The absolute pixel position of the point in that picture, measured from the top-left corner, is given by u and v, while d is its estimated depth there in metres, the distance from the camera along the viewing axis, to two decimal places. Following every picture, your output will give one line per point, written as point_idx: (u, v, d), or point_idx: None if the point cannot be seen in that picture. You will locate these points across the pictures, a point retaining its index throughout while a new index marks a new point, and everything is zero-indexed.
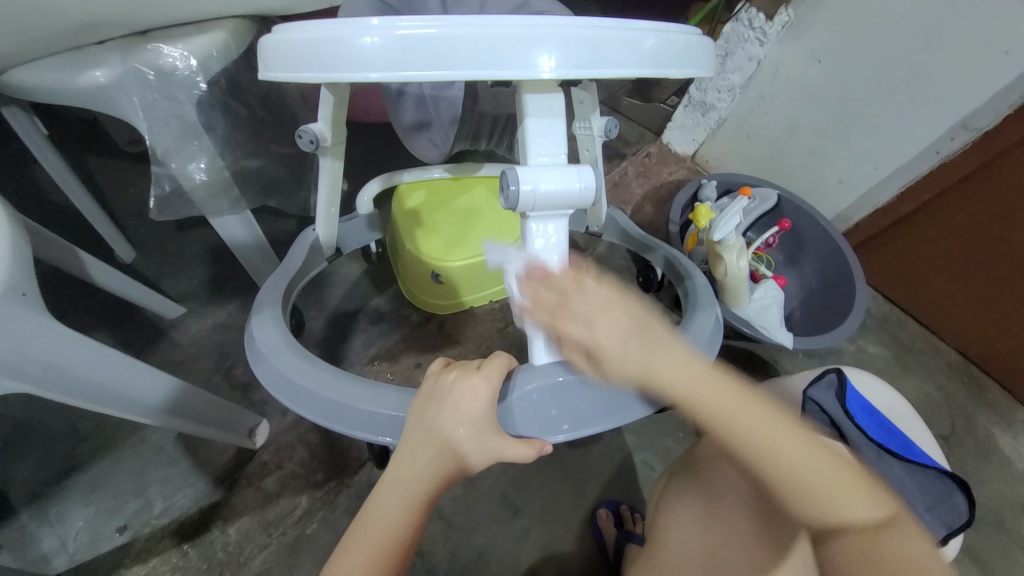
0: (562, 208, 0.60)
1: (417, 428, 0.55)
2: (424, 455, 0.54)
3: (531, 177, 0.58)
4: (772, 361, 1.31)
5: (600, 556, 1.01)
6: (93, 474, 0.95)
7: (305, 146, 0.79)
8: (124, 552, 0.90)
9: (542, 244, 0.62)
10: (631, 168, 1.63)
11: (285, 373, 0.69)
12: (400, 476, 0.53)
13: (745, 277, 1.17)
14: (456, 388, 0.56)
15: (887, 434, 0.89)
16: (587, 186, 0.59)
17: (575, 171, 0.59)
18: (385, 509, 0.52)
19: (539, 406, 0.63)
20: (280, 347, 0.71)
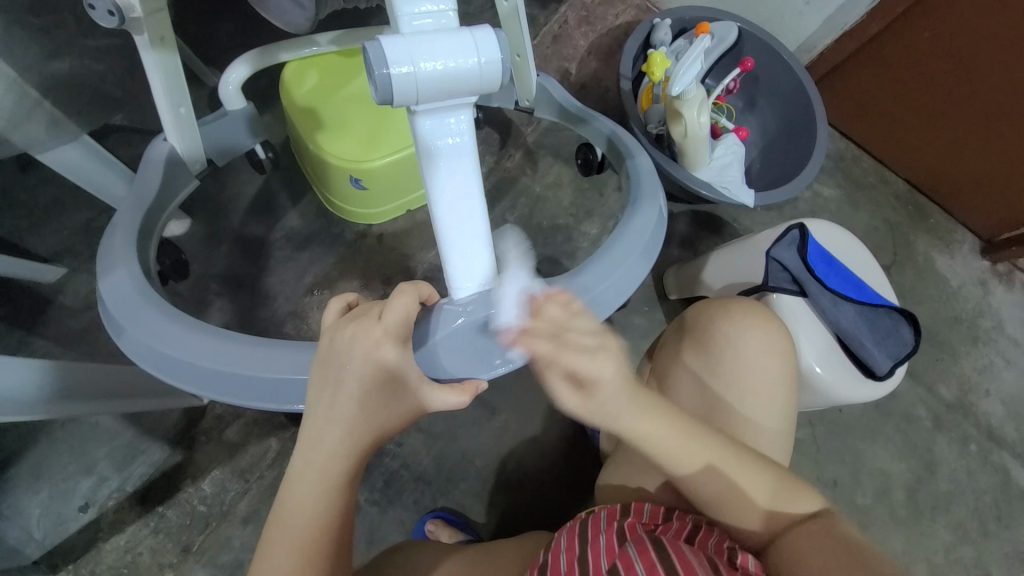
0: (460, 94, 0.46)
1: (322, 399, 0.50)
2: (335, 423, 0.49)
3: (408, 54, 0.43)
4: (732, 220, 1.26)
5: (578, 433, 1.07)
6: (30, 463, 0.87)
7: (105, 19, 0.61)
8: (96, 527, 0.86)
9: (446, 150, 0.49)
10: (571, 13, 1.36)
11: (164, 349, 0.61)
12: (313, 458, 0.49)
13: (705, 135, 1.05)
14: (357, 348, 0.48)
15: (845, 283, 0.90)
16: (490, 56, 0.45)
17: (470, 37, 0.45)
18: (301, 492, 0.49)
19: (466, 343, 0.58)
20: (146, 316, 0.62)
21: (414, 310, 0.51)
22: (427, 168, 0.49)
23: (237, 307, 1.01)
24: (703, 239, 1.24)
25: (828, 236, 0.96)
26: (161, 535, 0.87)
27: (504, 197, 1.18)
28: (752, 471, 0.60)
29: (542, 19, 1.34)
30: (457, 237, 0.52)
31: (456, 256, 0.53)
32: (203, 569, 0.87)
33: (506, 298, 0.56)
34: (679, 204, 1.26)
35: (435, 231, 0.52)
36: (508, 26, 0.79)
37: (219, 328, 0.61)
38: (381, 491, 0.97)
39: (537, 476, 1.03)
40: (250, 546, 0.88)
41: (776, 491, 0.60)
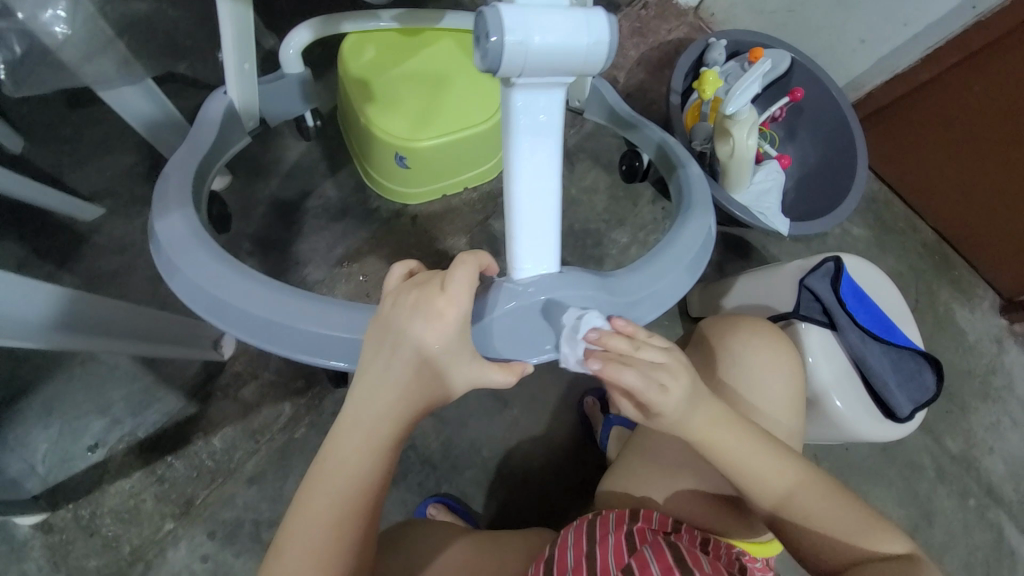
0: (561, 74, 0.47)
1: (376, 363, 0.51)
2: (385, 387, 0.50)
3: (523, 27, 0.43)
4: (760, 246, 1.27)
5: (586, 437, 1.07)
6: (46, 396, 0.87)
7: None
8: (103, 469, 0.86)
9: (533, 130, 0.49)
10: (625, 23, 1.37)
11: (213, 292, 0.61)
12: (361, 419, 0.51)
13: (750, 159, 1.06)
14: (416, 317, 0.49)
15: (874, 321, 0.91)
16: (600, 41, 0.46)
17: (584, 17, 0.45)
18: (345, 448, 0.50)
19: (519, 327, 0.58)
20: (199, 258, 0.62)
21: (475, 279, 0.50)
22: (510, 143, 0.50)
23: (265, 269, 1.01)
24: (730, 262, 1.24)
25: (861, 273, 0.96)
26: (166, 485, 0.87)
27: None
28: (794, 466, 0.61)
29: None
30: (527, 219, 0.52)
31: (525, 231, 0.53)
32: (203, 524, 0.87)
33: (570, 284, 0.57)
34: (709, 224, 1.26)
35: (508, 203, 0.52)
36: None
37: (267, 276, 0.61)
38: None
39: (541, 475, 1.03)
40: (252, 507, 0.88)
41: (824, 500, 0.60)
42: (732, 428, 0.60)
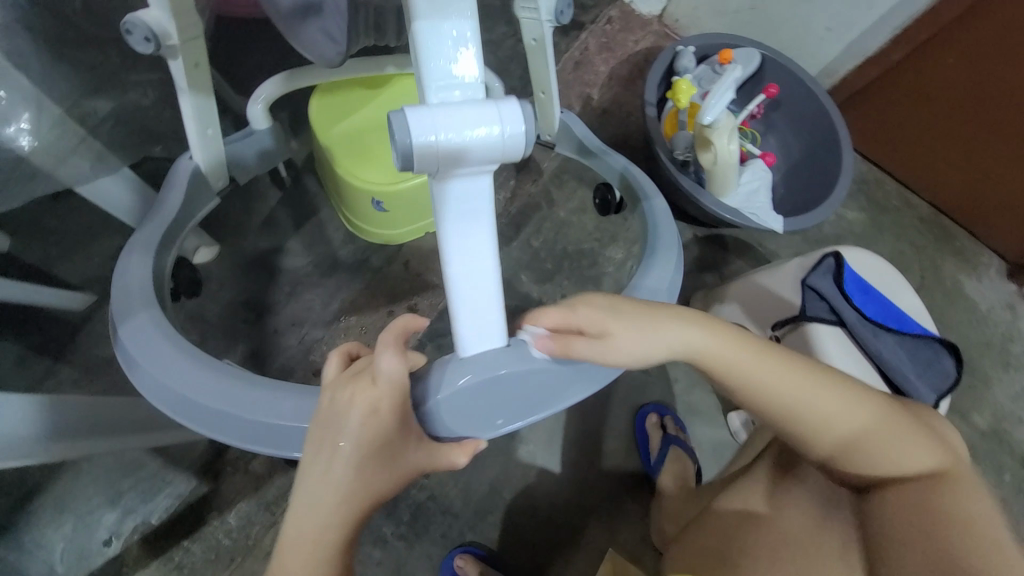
0: (482, 166, 0.46)
1: (318, 462, 0.49)
2: (325, 489, 0.48)
3: (431, 126, 0.44)
4: (757, 244, 1.25)
5: (607, 463, 1.04)
6: (54, 496, 0.85)
7: (140, 46, 0.63)
8: (120, 562, 0.85)
9: (464, 217, 0.49)
10: (592, 40, 1.37)
11: (170, 391, 0.61)
12: (303, 525, 0.48)
13: (734, 162, 1.05)
14: (352, 409, 0.49)
15: (883, 312, 0.89)
16: (516, 130, 0.45)
17: (496, 108, 0.45)
18: (291, 563, 0.47)
19: (466, 407, 0.57)
20: (156, 352, 0.62)
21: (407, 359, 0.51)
22: (440, 229, 0.49)
23: (263, 333, 1.00)
24: (728, 264, 1.23)
25: (864, 264, 0.94)
26: (185, 571, 0.85)
27: (530, 222, 1.18)
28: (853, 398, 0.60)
29: (563, 47, 1.36)
30: (468, 299, 0.52)
31: (467, 309, 0.52)
32: None
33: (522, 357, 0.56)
34: (701, 229, 1.25)
35: (446, 287, 0.51)
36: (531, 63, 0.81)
37: (218, 366, 0.61)
38: (408, 525, 0.94)
39: (567, 509, 1.00)
40: None
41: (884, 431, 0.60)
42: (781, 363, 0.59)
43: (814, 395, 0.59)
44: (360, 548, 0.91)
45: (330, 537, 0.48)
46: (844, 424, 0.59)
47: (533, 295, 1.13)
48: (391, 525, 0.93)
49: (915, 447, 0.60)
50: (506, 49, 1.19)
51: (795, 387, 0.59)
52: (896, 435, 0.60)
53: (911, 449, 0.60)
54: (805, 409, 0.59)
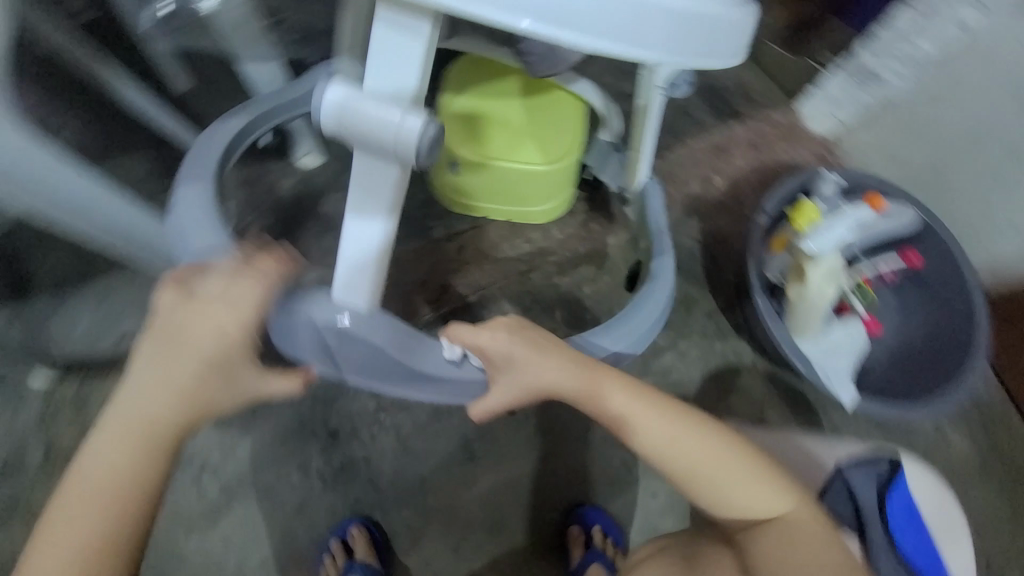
0: (384, 156, 0.54)
1: (163, 363, 0.55)
2: (153, 397, 0.55)
3: (341, 112, 0.51)
4: (816, 408, 1.10)
5: (540, 532, 0.96)
6: (100, 283, 0.98)
7: None
8: (112, 362, 0.94)
9: (368, 192, 0.59)
10: (742, 133, 1.33)
11: (191, 244, 0.71)
12: (126, 420, 0.54)
13: (826, 308, 0.93)
14: (198, 317, 0.56)
15: (920, 554, 0.71)
16: (407, 137, 0.50)
17: (400, 113, 0.50)
18: (97, 451, 0.53)
19: (320, 336, 0.70)
20: (194, 197, 0.75)
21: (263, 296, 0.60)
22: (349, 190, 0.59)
23: (319, 243, 1.07)
24: (773, 411, 1.09)
25: (930, 495, 0.76)
26: None
27: (592, 266, 1.14)
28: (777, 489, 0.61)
29: (710, 127, 1.32)
30: (350, 258, 0.63)
31: (348, 270, 0.64)
32: None
33: (376, 334, 0.69)
34: (764, 361, 1.13)
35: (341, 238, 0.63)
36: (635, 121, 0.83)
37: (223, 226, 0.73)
38: (332, 472, 0.94)
39: (478, 549, 0.94)
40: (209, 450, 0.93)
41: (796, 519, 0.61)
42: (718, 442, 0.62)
43: (742, 481, 0.61)
44: (285, 465, 0.93)
45: (159, 442, 0.54)
46: (761, 509, 0.61)
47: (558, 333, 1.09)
48: (320, 462, 0.94)
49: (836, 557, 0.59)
50: None
51: (714, 466, 0.61)
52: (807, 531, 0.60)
53: (773, 494, 0.61)
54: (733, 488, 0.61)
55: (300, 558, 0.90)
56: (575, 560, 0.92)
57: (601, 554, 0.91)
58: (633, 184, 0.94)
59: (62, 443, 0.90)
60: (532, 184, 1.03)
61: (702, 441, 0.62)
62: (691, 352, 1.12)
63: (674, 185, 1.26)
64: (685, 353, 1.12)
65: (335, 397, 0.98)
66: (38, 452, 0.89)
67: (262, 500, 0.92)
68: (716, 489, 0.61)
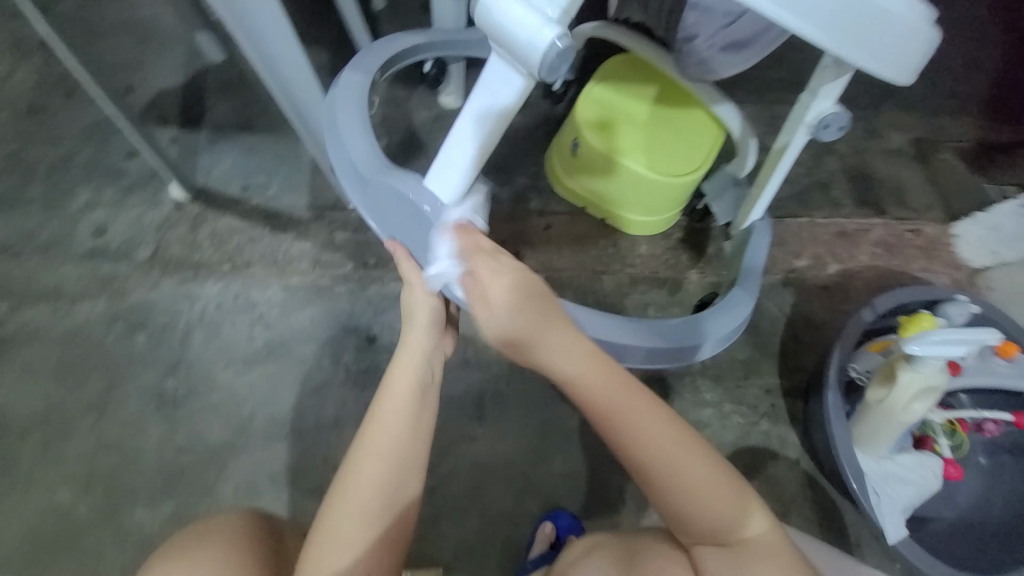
0: (515, 63, 0.59)
1: (353, 492, 0.62)
2: (366, 509, 0.61)
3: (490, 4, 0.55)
4: (847, 536, 0.97)
5: (513, 515, 0.94)
6: (250, 138, 1.13)
7: None
8: (232, 202, 1.08)
9: (489, 94, 0.65)
10: (878, 230, 1.22)
11: (348, 148, 0.80)
12: (360, 512, 0.61)
13: (905, 427, 0.82)
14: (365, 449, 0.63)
15: None
16: (538, 48, 0.54)
17: (539, 22, 0.54)
18: (330, 543, 0.59)
19: (400, 210, 0.77)
20: (356, 82, 0.84)
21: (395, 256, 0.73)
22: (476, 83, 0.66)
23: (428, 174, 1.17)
24: (798, 516, 0.98)
25: None
26: (248, 243, 1.05)
27: (666, 293, 1.11)
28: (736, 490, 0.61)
29: (846, 211, 1.23)
30: (453, 148, 0.70)
31: (445, 160, 0.72)
32: (236, 286, 1.03)
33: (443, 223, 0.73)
34: (808, 460, 1.02)
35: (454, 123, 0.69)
36: (768, 155, 0.81)
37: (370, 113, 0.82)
38: (357, 371, 0.99)
39: (450, 500, 0.95)
40: (269, 304, 1.02)
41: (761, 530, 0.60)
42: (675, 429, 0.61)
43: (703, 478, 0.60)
44: (323, 347, 1.00)
45: (392, 482, 0.62)
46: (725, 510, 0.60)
47: None
48: (351, 357, 1.00)
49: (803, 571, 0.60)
50: None
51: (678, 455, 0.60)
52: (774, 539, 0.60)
53: (721, 492, 0.60)
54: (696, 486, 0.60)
55: (299, 430, 0.95)
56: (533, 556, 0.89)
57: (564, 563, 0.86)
58: (741, 222, 0.93)
59: (170, 250, 1.04)
60: (639, 190, 1.03)
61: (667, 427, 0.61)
62: (734, 418, 1.05)
63: (783, 252, 1.19)
64: (727, 416, 1.05)
65: (387, 307, 1.04)
66: (149, 247, 1.03)
67: (292, 366, 0.99)
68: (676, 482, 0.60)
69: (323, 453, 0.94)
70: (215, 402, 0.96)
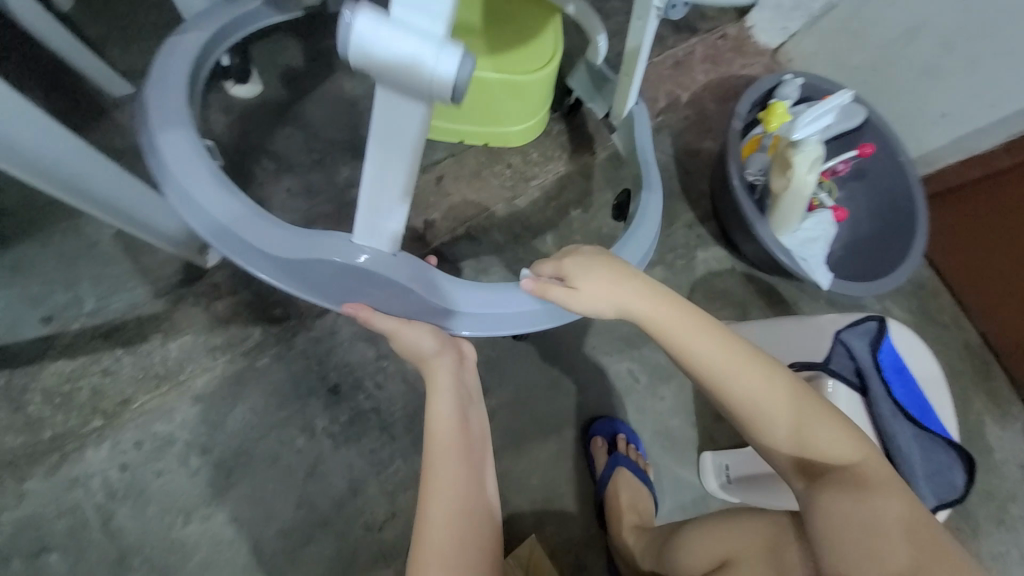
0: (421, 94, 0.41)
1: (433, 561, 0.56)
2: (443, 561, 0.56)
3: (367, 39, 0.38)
4: (790, 301, 1.18)
5: (562, 452, 0.97)
6: (18, 255, 0.84)
7: None
8: (49, 343, 0.81)
9: (393, 133, 0.46)
10: (700, 47, 1.33)
11: (216, 221, 0.63)
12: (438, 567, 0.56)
13: (806, 196, 0.97)
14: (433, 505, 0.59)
15: (910, 398, 0.81)
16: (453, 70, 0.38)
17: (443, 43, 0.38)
18: None
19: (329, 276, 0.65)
20: (176, 144, 0.64)
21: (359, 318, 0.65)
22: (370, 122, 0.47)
23: (275, 186, 0.97)
24: (755, 308, 1.16)
25: (905, 345, 0.87)
26: (107, 377, 0.81)
27: (576, 187, 1.11)
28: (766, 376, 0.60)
29: (669, 41, 1.31)
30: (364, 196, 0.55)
31: (364, 211, 0.56)
32: (131, 432, 0.79)
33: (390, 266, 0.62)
34: (741, 264, 1.18)
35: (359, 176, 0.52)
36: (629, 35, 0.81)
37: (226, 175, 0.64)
38: (342, 427, 0.86)
39: (503, 478, 0.94)
40: (189, 426, 0.81)
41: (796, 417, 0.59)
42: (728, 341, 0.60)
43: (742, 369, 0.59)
44: (284, 429, 0.84)
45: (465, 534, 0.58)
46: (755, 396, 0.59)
47: (553, 259, 1.06)
48: (325, 420, 0.86)
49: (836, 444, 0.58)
50: (613, 23, 1.18)
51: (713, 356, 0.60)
52: (808, 425, 0.59)
53: (757, 382, 0.59)
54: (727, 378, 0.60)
55: (320, 522, 0.82)
56: (598, 471, 0.94)
57: (625, 458, 0.92)
58: (621, 110, 0.91)
59: (6, 442, 0.77)
60: (512, 98, 0.95)
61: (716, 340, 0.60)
62: (678, 263, 1.15)
63: (643, 102, 1.25)
64: (673, 264, 1.15)
65: (329, 349, 0.89)
66: None
67: (266, 469, 0.82)
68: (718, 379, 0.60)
69: (361, 524, 0.83)
70: (201, 561, 0.77)
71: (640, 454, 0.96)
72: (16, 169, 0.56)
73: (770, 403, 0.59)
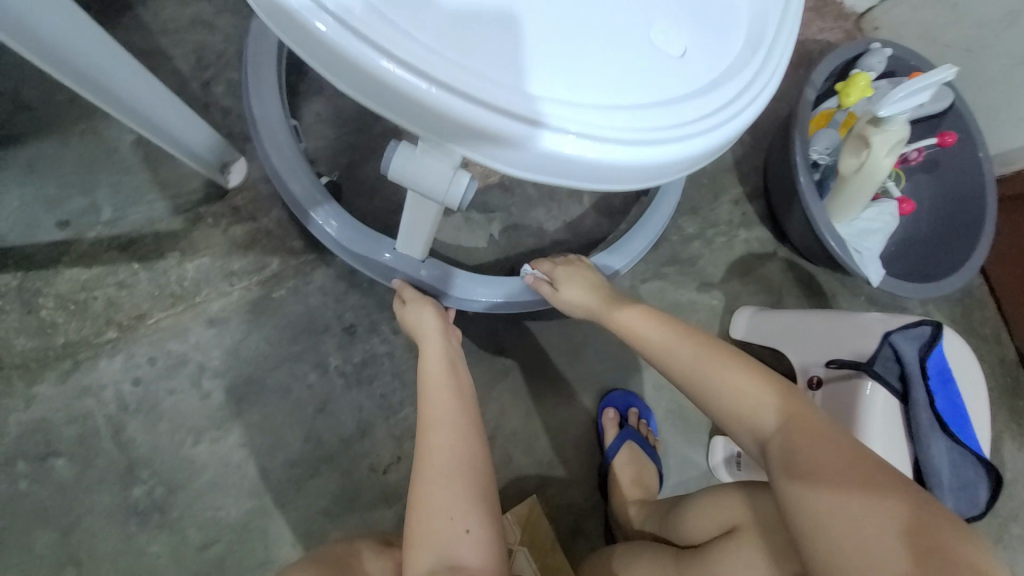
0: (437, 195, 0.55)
1: (426, 482, 0.62)
2: (436, 477, 0.62)
3: (404, 166, 0.50)
4: (829, 294, 1.11)
5: (572, 419, 0.95)
6: (34, 153, 0.80)
7: None
8: (65, 249, 0.79)
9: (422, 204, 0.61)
10: None
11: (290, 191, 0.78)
12: (428, 486, 0.62)
13: (877, 181, 0.88)
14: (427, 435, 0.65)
15: (949, 410, 0.77)
16: (453, 194, 0.51)
17: (449, 179, 0.50)
18: (424, 514, 0.61)
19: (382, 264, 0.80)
20: (272, 115, 0.77)
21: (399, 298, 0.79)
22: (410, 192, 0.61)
23: (303, 109, 0.90)
24: (791, 298, 1.10)
25: (955, 355, 0.81)
26: (122, 291, 0.79)
27: None
28: (738, 370, 0.59)
29: None
30: (408, 221, 0.67)
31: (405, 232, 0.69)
32: (144, 348, 0.78)
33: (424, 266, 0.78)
34: (783, 248, 1.11)
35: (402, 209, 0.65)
36: None
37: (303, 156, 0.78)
38: (353, 368, 0.85)
39: (510, 437, 0.93)
40: (202, 349, 0.80)
41: (773, 404, 0.56)
42: (691, 342, 0.63)
43: (707, 361, 0.61)
44: (297, 363, 0.83)
45: (455, 459, 0.64)
46: (722, 384, 0.59)
47: (586, 221, 1.00)
48: (338, 359, 0.84)
49: (810, 419, 0.53)
50: None
51: (683, 356, 0.63)
52: (790, 412, 0.55)
53: (735, 378, 0.59)
54: (694, 368, 0.61)
55: (325, 458, 0.82)
56: (607, 442, 0.92)
57: (635, 431, 0.91)
58: None
59: (20, 343, 0.76)
60: None
61: (686, 341, 0.64)
62: (717, 240, 1.09)
63: None
64: (712, 241, 1.09)
65: (347, 289, 0.86)
66: None
67: (277, 400, 0.81)
68: (688, 376, 0.62)
69: (366, 464, 0.83)
70: (208, 481, 0.78)
71: (651, 431, 0.95)
72: (51, 69, 0.51)
73: (756, 401, 0.57)
